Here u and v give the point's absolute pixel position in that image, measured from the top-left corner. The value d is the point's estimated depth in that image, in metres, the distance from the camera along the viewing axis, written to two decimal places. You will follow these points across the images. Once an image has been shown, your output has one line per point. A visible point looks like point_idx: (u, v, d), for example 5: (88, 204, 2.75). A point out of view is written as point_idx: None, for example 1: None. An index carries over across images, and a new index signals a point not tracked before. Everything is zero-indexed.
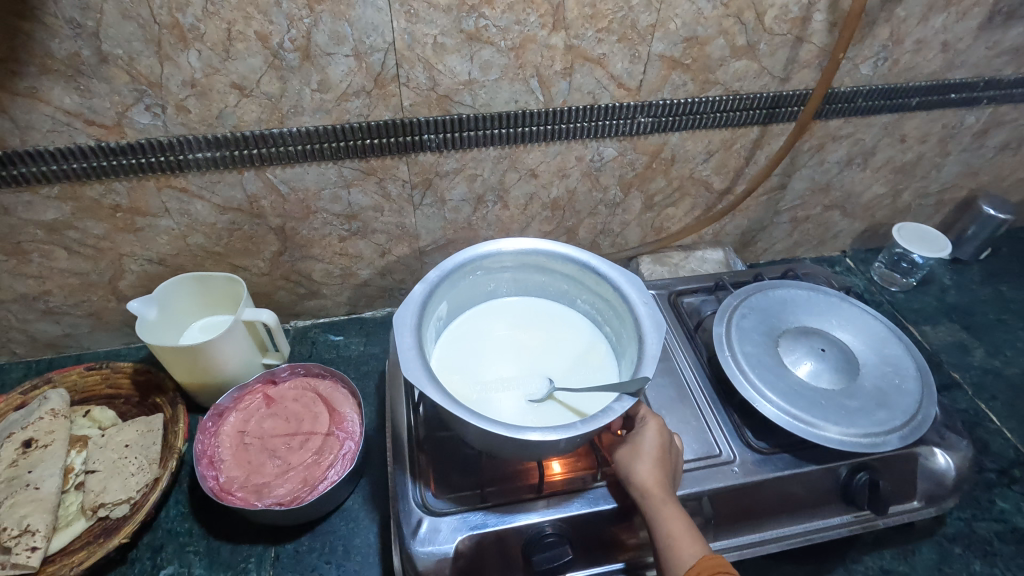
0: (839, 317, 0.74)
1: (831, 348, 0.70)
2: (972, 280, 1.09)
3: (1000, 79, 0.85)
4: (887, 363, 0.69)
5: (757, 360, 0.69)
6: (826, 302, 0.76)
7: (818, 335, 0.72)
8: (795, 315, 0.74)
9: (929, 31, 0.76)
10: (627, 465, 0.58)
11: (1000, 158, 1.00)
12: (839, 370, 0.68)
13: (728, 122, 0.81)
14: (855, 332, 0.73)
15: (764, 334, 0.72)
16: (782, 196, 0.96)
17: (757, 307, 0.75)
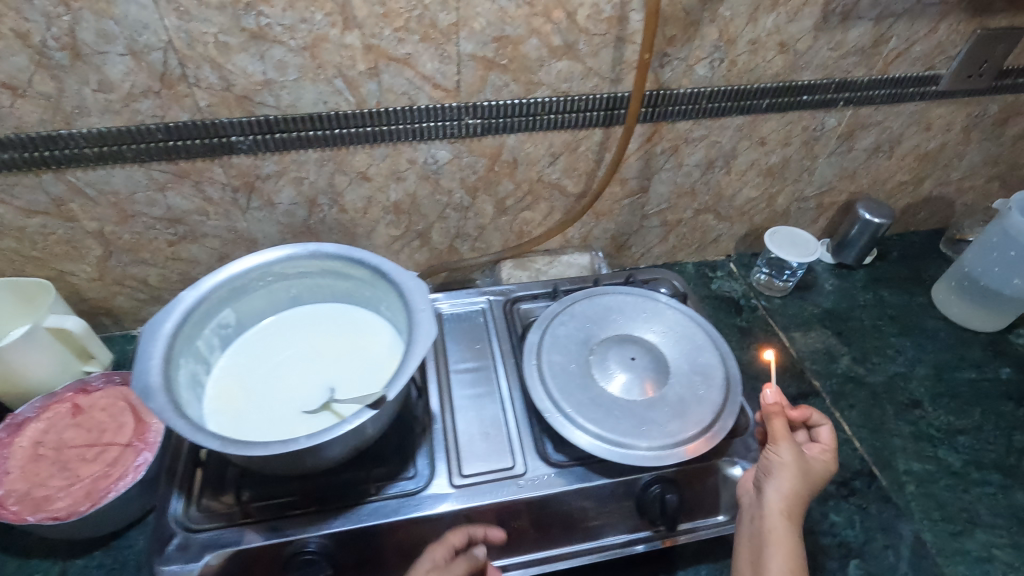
0: (661, 324, 0.73)
1: (642, 356, 0.69)
2: (854, 284, 1.07)
3: (852, 81, 0.84)
4: (696, 372, 0.68)
5: (561, 369, 0.68)
6: (652, 309, 0.75)
7: (633, 344, 0.71)
8: (616, 323, 0.73)
9: (762, 31, 0.74)
10: (772, 474, 0.58)
11: (875, 161, 0.98)
12: (646, 379, 0.67)
13: (565, 124, 0.79)
14: (671, 340, 0.72)
15: (577, 343, 0.71)
16: (646, 199, 0.94)
17: (578, 316, 0.74)
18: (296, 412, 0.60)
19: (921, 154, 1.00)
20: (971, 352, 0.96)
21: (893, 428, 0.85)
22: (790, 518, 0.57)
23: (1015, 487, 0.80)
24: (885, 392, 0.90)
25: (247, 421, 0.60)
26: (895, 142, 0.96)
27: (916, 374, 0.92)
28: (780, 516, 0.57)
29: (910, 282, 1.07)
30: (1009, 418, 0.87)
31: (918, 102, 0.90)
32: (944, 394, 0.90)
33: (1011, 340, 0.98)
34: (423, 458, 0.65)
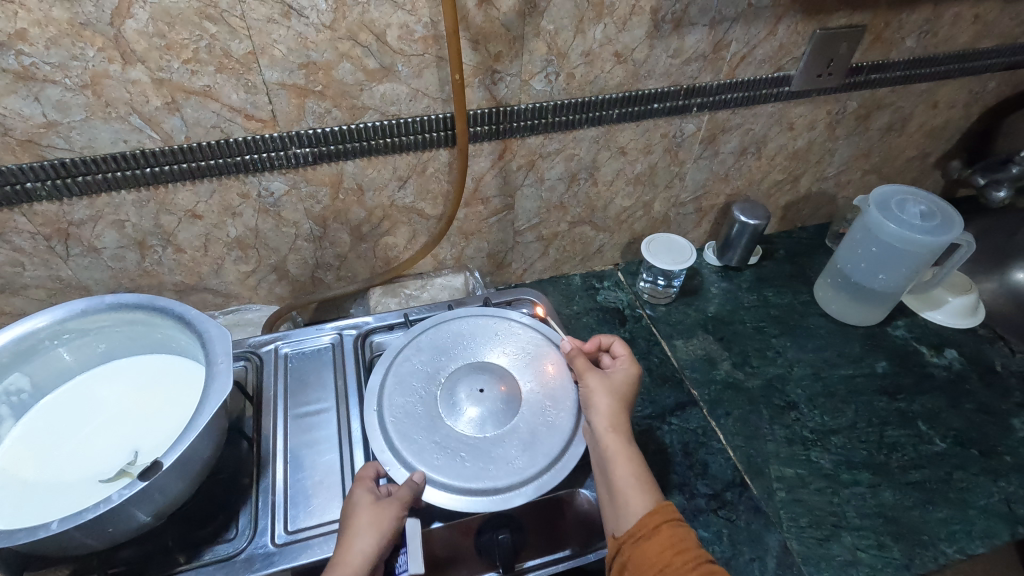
0: (512, 348, 0.71)
1: (492, 386, 0.66)
2: (740, 286, 1.06)
3: (701, 86, 0.83)
4: (547, 398, 0.66)
5: (404, 412, 0.64)
6: (503, 332, 0.73)
7: (484, 374, 0.67)
8: (466, 351, 0.71)
9: (593, 43, 0.73)
10: (587, 399, 0.65)
11: (744, 163, 0.98)
12: (496, 411, 0.64)
13: (405, 147, 0.76)
14: (523, 363, 0.69)
15: (423, 379, 0.68)
16: (514, 216, 0.91)
17: (425, 347, 0.71)
18: (87, 480, 0.55)
19: (790, 153, 1.00)
20: (850, 347, 0.96)
21: (767, 433, 0.84)
22: (617, 429, 0.62)
23: (884, 485, 0.79)
24: (762, 396, 0.89)
25: (32, 497, 0.54)
26: (761, 143, 0.96)
27: (794, 375, 0.92)
28: (609, 432, 0.62)
29: (795, 280, 1.07)
30: (882, 412, 0.87)
31: (774, 103, 0.90)
32: (820, 393, 0.89)
33: (888, 332, 0.99)
34: (247, 515, 0.60)
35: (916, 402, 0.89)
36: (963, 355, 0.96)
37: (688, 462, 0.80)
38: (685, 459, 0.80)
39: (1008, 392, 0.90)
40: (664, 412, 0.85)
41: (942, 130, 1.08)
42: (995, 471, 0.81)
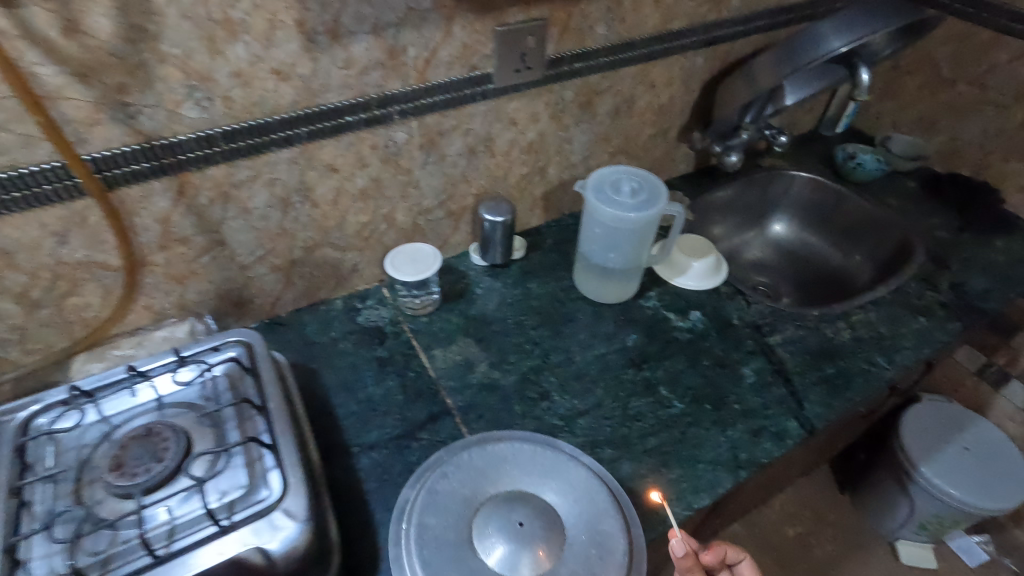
0: (558, 481, 0.74)
1: (529, 522, 0.68)
2: (506, 283, 1.07)
3: (392, 94, 0.81)
4: (593, 544, 0.68)
5: (434, 538, 0.68)
6: (551, 460, 0.76)
7: (522, 504, 0.70)
8: (509, 476, 0.74)
9: (240, 62, 0.68)
10: None
11: (479, 162, 0.98)
12: (532, 550, 0.66)
13: (45, 198, 0.67)
14: (571, 498, 0.72)
15: (460, 501, 0.71)
16: (232, 251, 0.85)
17: (463, 466, 0.75)
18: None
19: (525, 146, 1.01)
20: (603, 326, 1.00)
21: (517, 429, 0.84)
22: None
23: (623, 458, 0.81)
24: (515, 392, 0.89)
25: None
26: (488, 141, 0.96)
27: (548, 364, 0.93)
28: None
29: (559, 268, 1.10)
30: (627, 385, 0.90)
31: (483, 101, 0.90)
32: (572, 377, 0.91)
33: (639, 304, 1.03)
34: None
35: (660, 369, 0.93)
36: (704, 315, 1.02)
37: None
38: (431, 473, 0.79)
39: (740, 343, 0.97)
40: (414, 429, 0.84)
41: (670, 108, 1.15)
42: (724, 422, 0.86)
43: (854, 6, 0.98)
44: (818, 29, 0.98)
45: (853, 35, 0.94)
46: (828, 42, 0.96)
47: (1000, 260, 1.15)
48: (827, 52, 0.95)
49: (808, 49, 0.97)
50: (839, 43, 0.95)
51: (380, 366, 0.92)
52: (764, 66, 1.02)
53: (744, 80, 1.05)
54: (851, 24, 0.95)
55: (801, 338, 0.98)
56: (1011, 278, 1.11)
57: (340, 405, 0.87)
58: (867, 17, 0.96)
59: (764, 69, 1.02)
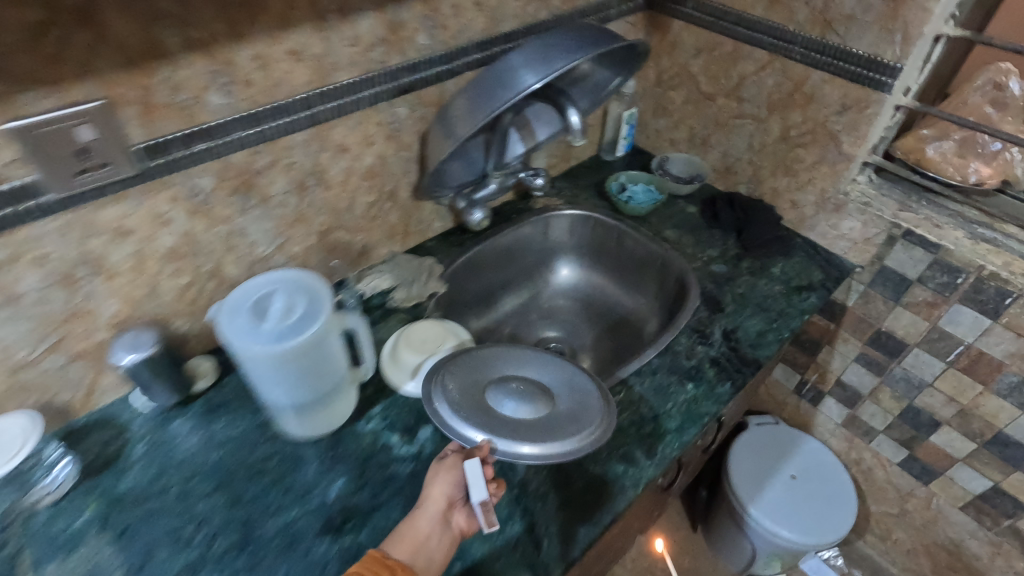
0: (536, 364, 0.79)
1: (525, 385, 0.73)
2: (184, 429, 0.81)
3: None
4: (575, 394, 0.74)
5: (453, 396, 0.71)
6: (527, 353, 0.80)
7: (517, 377, 0.75)
8: (498, 367, 0.77)
9: None
10: None
11: (92, 289, 0.73)
12: (534, 400, 0.71)
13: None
14: (549, 372, 0.77)
15: (463, 378, 0.74)
16: None
17: (456, 361, 0.77)
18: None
19: (164, 255, 0.76)
20: (301, 475, 0.77)
21: None
22: None
23: None
24: None
25: None
26: (93, 262, 0.71)
27: (210, 554, 0.69)
28: None
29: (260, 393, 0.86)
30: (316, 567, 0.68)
31: (44, 219, 0.64)
32: (240, 571, 0.67)
33: (356, 429, 0.82)
34: None
35: (367, 530, 0.71)
36: (437, 430, 0.82)
37: None
38: None
39: None
40: None
41: (383, 169, 0.95)
42: None
43: (552, 34, 0.80)
44: (514, 64, 0.79)
45: (547, 69, 0.76)
46: (522, 79, 0.77)
47: (776, 291, 1.05)
48: (520, 92, 0.76)
49: (501, 90, 0.78)
50: (533, 79, 0.76)
51: None
52: (462, 111, 0.83)
53: (446, 129, 0.85)
54: (546, 56, 0.77)
55: None
56: (785, 311, 1.01)
57: None
58: (563, 47, 0.78)
59: (462, 114, 0.83)
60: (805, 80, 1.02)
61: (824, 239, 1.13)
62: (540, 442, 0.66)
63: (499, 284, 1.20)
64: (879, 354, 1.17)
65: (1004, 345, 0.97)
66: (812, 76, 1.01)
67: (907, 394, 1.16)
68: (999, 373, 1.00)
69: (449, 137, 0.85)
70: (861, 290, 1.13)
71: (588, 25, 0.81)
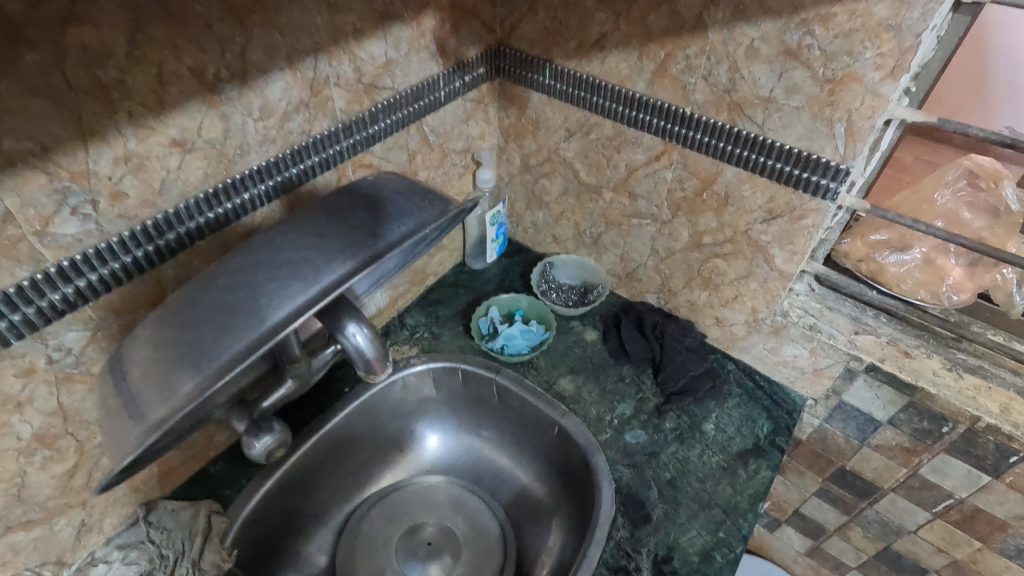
0: (453, 511, 0.85)
1: (435, 539, 0.81)
2: None
3: None
4: (475, 551, 0.81)
5: (362, 563, 0.78)
6: (448, 498, 0.86)
7: (438, 516, 0.84)
8: (419, 515, 0.84)
9: None
10: None
11: None
12: (449, 555, 0.80)
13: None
14: (463, 520, 0.84)
15: (380, 543, 0.80)
16: None
17: (388, 510, 0.84)
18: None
19: None
20: None
21: None
22: None
23: None
24: None
25: None
26: None
27: None
28: None
29: None
30: None
31: None
32: None
33: None
34: None
35: None
36: None
37: None
38: None
39: None
40: None
41: (72, 423, 0.56)
42: None
43: (303, 225, 0.51)
44: (245, 288, 0.46)
45: (310, 288, 0.45)
46: (266, 310, 0.44)
47: (713, 467, 0.76)
48: (267, 335, 0.43)
49: (226, 336, 0.43)
50: (288, 306, 0.44)
51: None
52: (151, 373, 0.43)
53: (120, 413, 0.43)
54: (302, 265, 0.47)
55: None
56: (733, 505, 0.72)
57: None
58: (324, 245, 0.49)
59: (146, 386, 0.42)
60: (716, 177, 0.74)
61: (762, 364, 0.86)
62: None
63: (334, 490, 0.82)
64: (845, 492, 0.91)
65: (1007, 506, 0.73)
66: (724, 172, 0.72)
67: (883, 537, 0.91)
68: (1003, 533, 0.76)
69: (125, 427, 0.42)
70: (816, 425, 0.86)
71: (350, 199, 0.54)
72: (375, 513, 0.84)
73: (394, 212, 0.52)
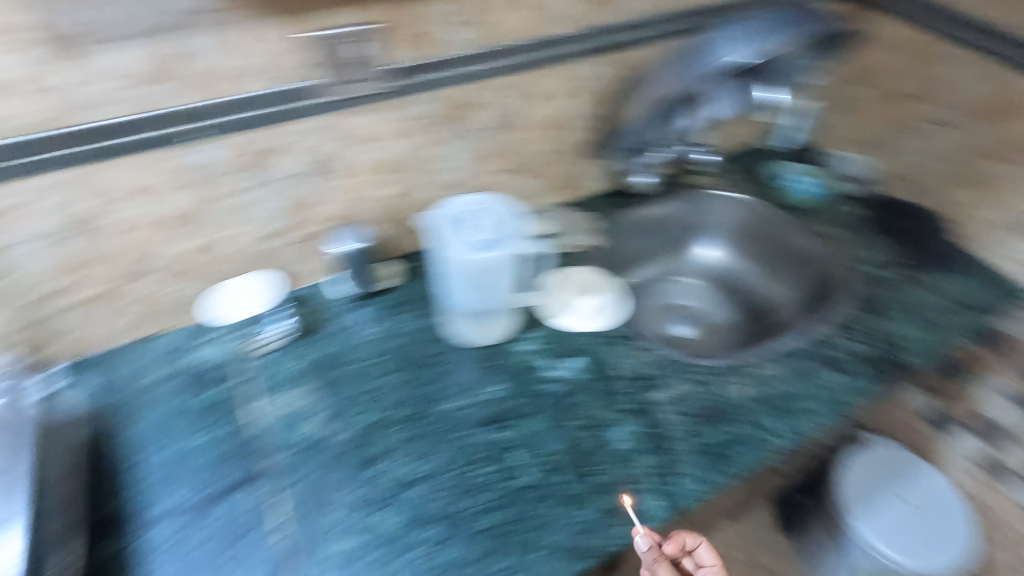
0: (710, 303, 1.23)
1: (696, 315, 1.21)
2: (372, 318, 0.96)
3: (191, 109, 0.70)
4: (724, 326, 1.19)
5: (649, 311, 1.20)
6: (708, 294, 1.24)
7: (700, 303, 1.23)
8: (686, 299, 1.23)
9: None
10: None
11: (327, 184, 0.87)
12: (705, 326, 1.19)
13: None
14: (716, 309, 1.22)
15: (660, 305, 1.21)
16: (17, 284, 0.75)
17: (666, 288, 1.24)
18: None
19: (384, 167, 0.90)
20: (466, 375, 0.88)
21: (335, 500, 0.73)
22: None
23: (452, 539, 0.70)
24: (345, 452, 0.78)
25: None
26: (332, 161, 0.85)
27: (391, 418, 0.82)
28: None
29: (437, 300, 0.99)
30: (479, 449, 0.79)
31: (315, 116, 0.78)
32: (413, 438, 0.80)
33: (512, 348, 0.92)
34: None
35: (521, 428, 0.81)
36: (587, 362, 0.90)
37: (229, 552, 0.69)
38: (223, 551, 0.69)
39: (616, 400, 0.85)
40: (220, 493, 0.74)
41: (568, 123, 1.02)
42: (578, 493, 0.75)
43: (754, 18, 0.91)
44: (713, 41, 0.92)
45: (746, 45, 0.87)
46: (718, 53, 0.89)
47: (944, 304, 1.00)
48: (715, 65, 0.89)
49: (697, 62, 0.91)
50: (727, 54, 0.88)
51: (199, 416, 0.81)
52: (663, 73, 0.96)
53: (645, 88, 0.98)
54: (743, 33, 0.88)
55: (692, 396, 0.86)
56: (953, 325, 0.96)
57: (142, 466, 0.76)
58: (761, 25, 0.88)
59: (659, 78, 0.96)
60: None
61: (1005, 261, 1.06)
62: (721, 340, 1.16)
63: (644, 252, 1.24)
64: None
65: None
66: None
67: None
68: None
69: (645, 95, 0.98)
70: None
71: (785, 10, 0.90)
72: (658, 287, 1.25)
73: (806, 19, 0.87)
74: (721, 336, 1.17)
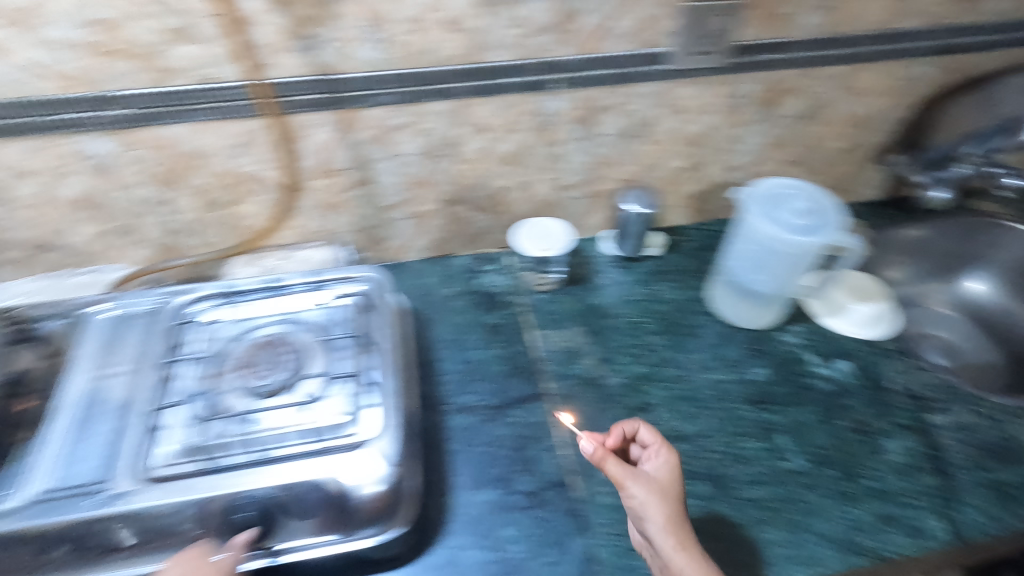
0: (975, 342, 1.09)
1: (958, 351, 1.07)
2: (632, 279, 1.01)
3: (561, 60, 0.77)
4: (989, 368, 1.05)
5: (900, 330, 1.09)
6: (973, 332, 1.10)
7: (960, 338, 1.09)
8: (945, 331, 1.11)
9: (416, 8, 0.68)
10: (640, 513, 0.65)
11: (633, 147, 0.92)
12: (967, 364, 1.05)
13: (210, 115, 0.73)
14: (982, 351, 1.08)
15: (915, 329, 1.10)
16: (377, 190, 0.89)
17: (923, 314, 1.13)
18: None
19: (687, 139, 0.93)
20: (730, 352, 0.91)
21: (610, 434, 0.80)
22: (686, 546, 0.62)
23: (720, 500, 0.74)
24: (618, 395, 0.85)
25: None
26: (647, 126, 0.89)
27: (657, 376, 0.88)
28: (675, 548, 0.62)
29: (695, 276, 1.02)
30: (744, 423, 0.82)
31: (653, 82, 0.83)
32: (678, 397, 0.84)
33: (777, 337, 0.92)
34: (14, 476, 0.61)
35: (785, 415, 0.83)
36: (856, 367, 0.88)
37: (518, 457, 0.78)
38: (514, 453, 0.78)
39: (891, 411, 0.83)
40: (508, 403, 0.84)
41: (872, 123, 0.98)
42: (854, 490, 0.75)
43: None
44: None
45: None
46: None
47: None
48: None
49: None
50: None
51: (487, 332, 0.92)
52: (1011, 89, 0.92)
53: (982, 99, 0.93)
54: None
55: (976, 428, 0.81)
56: None
57: (443, 364, 0.88)
58: None
59: (1010, 93, 0.92)
60: None
61: None
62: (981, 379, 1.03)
63: (905, 272, 1.14)
64: None
65: None
66: None
67: None
68: None
69: (984, 107, 0.93)
70: None
71: None
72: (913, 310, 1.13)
73: None
74: (983, 376, 1.04)
